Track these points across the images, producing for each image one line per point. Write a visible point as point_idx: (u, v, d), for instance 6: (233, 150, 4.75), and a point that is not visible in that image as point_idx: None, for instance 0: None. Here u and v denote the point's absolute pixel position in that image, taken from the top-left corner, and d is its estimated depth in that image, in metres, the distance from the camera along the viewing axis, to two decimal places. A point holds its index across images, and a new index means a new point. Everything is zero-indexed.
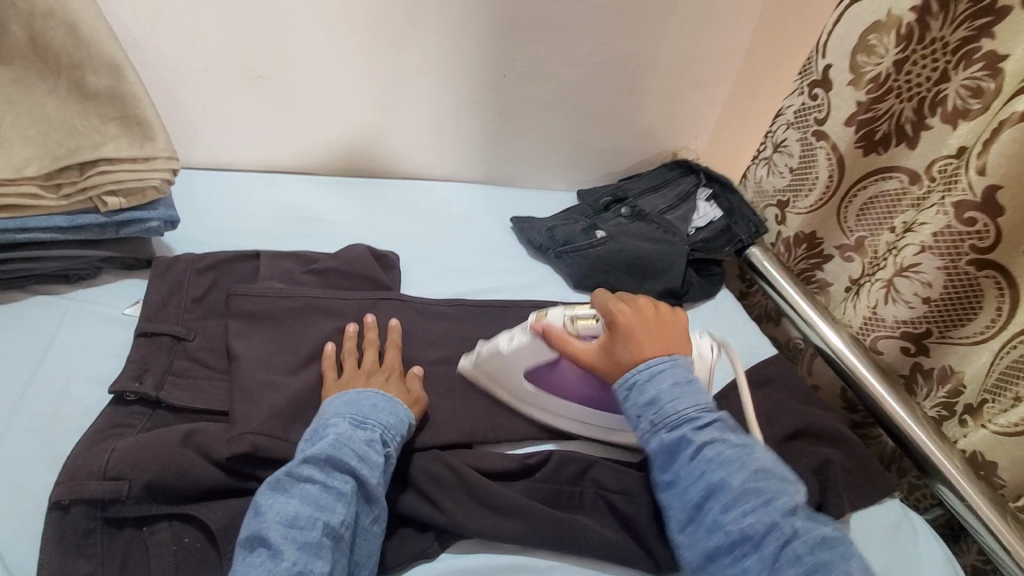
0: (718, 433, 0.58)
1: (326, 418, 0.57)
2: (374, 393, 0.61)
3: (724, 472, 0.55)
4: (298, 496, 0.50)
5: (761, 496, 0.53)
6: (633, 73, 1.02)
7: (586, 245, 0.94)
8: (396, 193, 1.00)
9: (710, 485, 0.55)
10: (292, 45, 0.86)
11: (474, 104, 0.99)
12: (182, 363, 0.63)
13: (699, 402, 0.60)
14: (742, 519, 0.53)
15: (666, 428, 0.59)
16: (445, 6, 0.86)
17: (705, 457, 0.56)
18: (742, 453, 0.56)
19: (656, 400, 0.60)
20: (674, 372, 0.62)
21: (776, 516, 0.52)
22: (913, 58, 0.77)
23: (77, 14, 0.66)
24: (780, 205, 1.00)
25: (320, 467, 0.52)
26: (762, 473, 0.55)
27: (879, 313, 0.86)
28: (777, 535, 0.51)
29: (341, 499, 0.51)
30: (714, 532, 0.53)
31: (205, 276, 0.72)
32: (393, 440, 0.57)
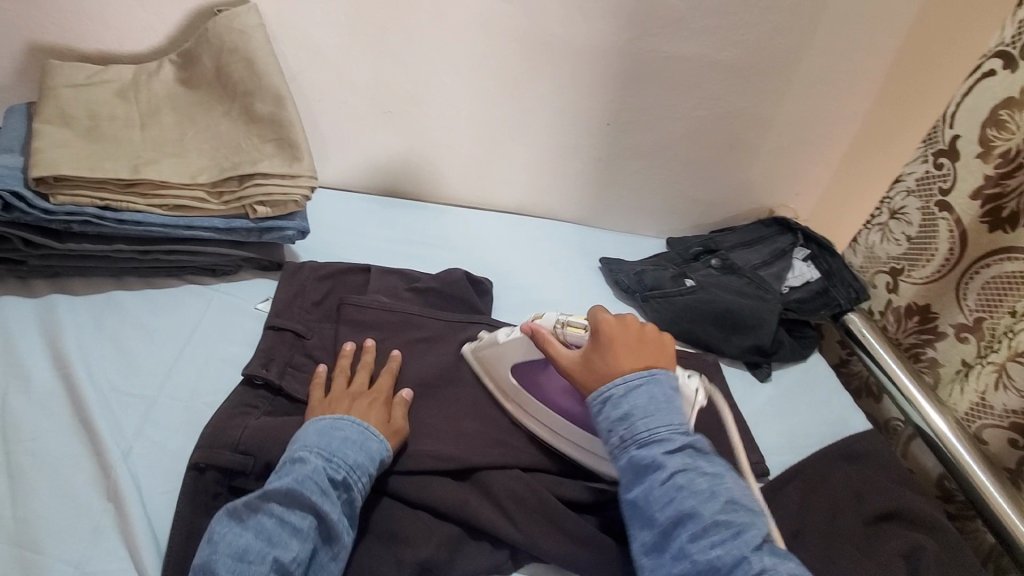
0: (690, 460, 0.57)
1: (290, 447, 0.57)
2: (348, 422, 0.60)
3: (695, 501, 0.54)
4: (253, 529, 0.51)
5: (730, 529, 0.53)
6: (737, 129, 1.04)
7: (675, 292, 0.95)
8: (496, 226, 1.07)
9: (678, 513, 0.54)
10: (421, 86, 0.95)
11: (579, 149, 1.04)
12: (301, 357, 0.71)
13: (673, 424, 0.59)
14: (711, 550, 0.52)
15: (637, 446, 0.58)
16: (561, 58, 0.93)
17: (675, 483, 0.55)
18: (712, 483, 0.56)
19: (629, 416, 0.59)
20: (652, 389, 0.60)
21: (746, 550, 0.51)
22: None
23: (255, 51, 0.80)
24: (892, 272, 0.96)
25: (279, 499, 0.52)
26: (730, 504, 0.55)
27: (987, 399, 0.80)
28: (746, 571, 0.50)
29: (296, 536, 0.51)
30: (679, 561, 0.53)
31: (324, 284, 0.80)
32: (359, 479, 0.56)
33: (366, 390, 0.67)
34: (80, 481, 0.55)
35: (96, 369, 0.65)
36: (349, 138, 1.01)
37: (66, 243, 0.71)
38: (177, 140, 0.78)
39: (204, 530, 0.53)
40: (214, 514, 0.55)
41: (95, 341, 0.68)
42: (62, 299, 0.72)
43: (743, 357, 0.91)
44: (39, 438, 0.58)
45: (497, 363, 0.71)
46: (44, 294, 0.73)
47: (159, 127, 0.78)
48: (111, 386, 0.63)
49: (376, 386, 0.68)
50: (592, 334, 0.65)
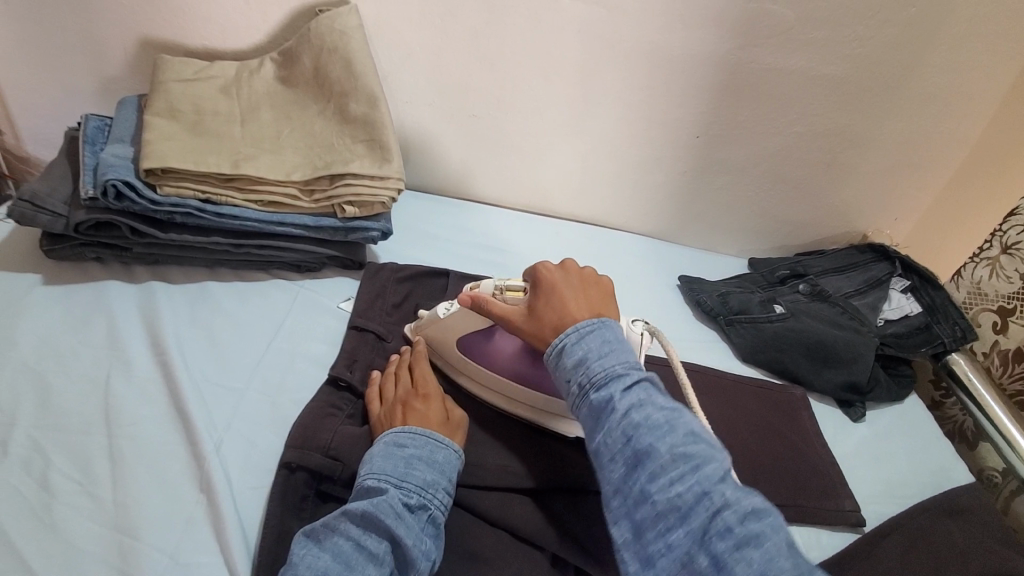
0: (646, 396, 0.54)
1: (360, 472, 0.55)
2: (411, 436, 0.58)
3: (653, 437, 0.51)
4: (330, 552, 0.49)
5: (690, 464, 0.49)
6: (837, 147, 0.98)
7: (761, 318, 0.90)
8: (571, 236, 1.05)
9: (637, 453, 0.51)
10: (508, 91, 0.94)
11: (662, 161, 1.01)
12: (381, 361, 0.70)
13: (625, 361, 0.56)
14: (670, 488, 0.48)
15: (593, 388, 0.55)
16: (657, 67, 0.90)
17: (632, 420, 0.52)
18: (670, 416, 0.52)
19: (583, 360, 0.57)
20: (602, 333, 0.59)
21: (707, 484, 0.47)
22: None
23: (353, 52, 0.81)
24: (1002, 311, 0.88)
25: (355, 521, 0.51)
26: (690, 436, 0.51)
27: None
28: (707, 506, 0.46)
29: (373, 559, 0.49)
30: (640, 504, 0.49)
31: (402, 286, 0.81)
32: (434, 502, 0.54)
33: (416, 391, 0.63)
34: (175, 469, 0.57)
35: (190, 359, 0.66)
36: (431, 139, 1.00)
37: (168, 233, 0.73)
38: (273, 136, 0.79)
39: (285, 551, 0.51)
40: (301, 517, 0.55)
41: (190, 330, 0.70)
42: (161, 287, 0.75)
43: (835, 393, 0.85)
44: (138, 424, 0.59)
45: (441, 337, 0.71)
46: (144, 281, 0.75)
47: (257, 123, 0.80)
48: (204, 376, 0.65)
49: (419, 381, 0.64)
50: (534, 287, 0.65)
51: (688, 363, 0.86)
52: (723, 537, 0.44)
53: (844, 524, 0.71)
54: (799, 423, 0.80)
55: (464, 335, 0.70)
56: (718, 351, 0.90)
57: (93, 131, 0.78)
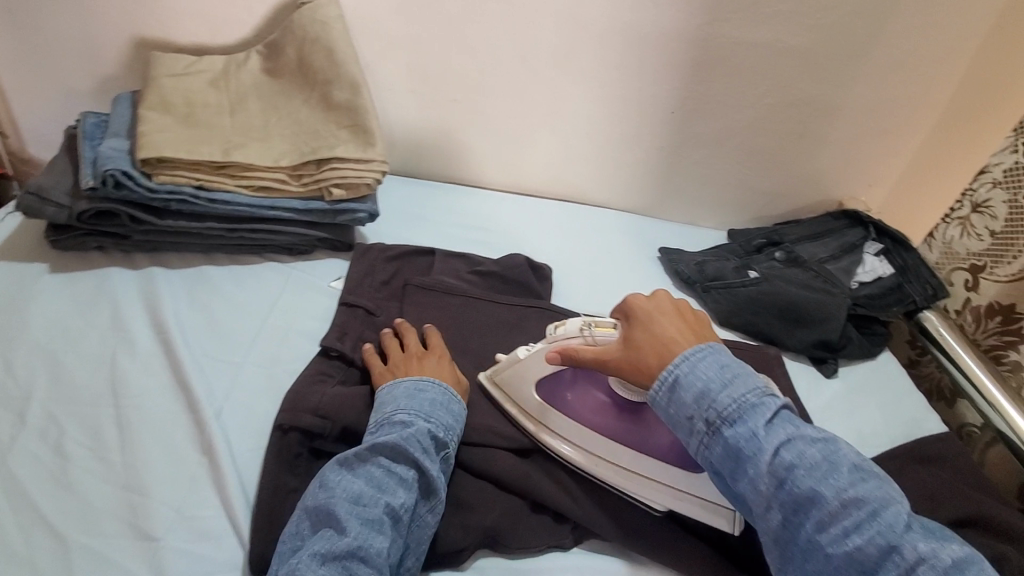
0: (794, 430, 0.52)
1: (387, 409, 0.61)
2: (429, 384, 0.64)
3: (815, 481, 0.49)
4: (363, 478, 0.55)
5: (866, 510, 0.48)
6: (809, 117, 1.01)
7: (737, 283, 0.94)
8: (553, 214, 1.08)
9: (799, 500, 0.50)
10: (487, 75, 0.97)
11: (639, 138, 1.04)
12: (371, 333, 0.74)
13: (753, 391, 0.54)
14: (846, 539, 0.47)
15: (729, 426, 0.53)
16: (630, 45, 0.93)
17: (784, 463, 0.51)
18: (824, 452, 0.51)
19: (707, 393, 0.54)
20: (718, 357, 0.56)
21: (891, 535, 0.46)
22: None
23: (335, 42, 0.85)
24: (973, 269, 0.91)
25: (386, 452, 0.57)
26: (854, 474, 0.50)
27: None
28: (897, 559, 0.46)
29: (402, 484, 0.56)
30: (813, 555, 0.48)
31: (391, 265, 0.85)
32: (451, 440, 0.61)
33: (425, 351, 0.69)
34: (180, 435, 0.61)
35: (190, 337, 0.71)
36: (415, 124, 1.04)
37: (165, 220, 0.77)
38: (261, 126, 0.83)
39: (313, 479, 0.57)
40: (295, 473, 0.59)
41: (189, 311, 0.74)
42: (160, 271, 0.79)
43: (807, 351, 0.89)
44: (143, 395, 0.64)
45: (518, 383, 0.69)
46: (144, 267, 0.79)
47: (245, 114, 0.84)
48: (203, 352, 0.69)
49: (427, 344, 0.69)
50: (627, 320, 0.63)
51: None
52: None
53: None
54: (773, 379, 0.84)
55: (544, 380, 0.68)
56: None
57: (91, 127, 0.82)
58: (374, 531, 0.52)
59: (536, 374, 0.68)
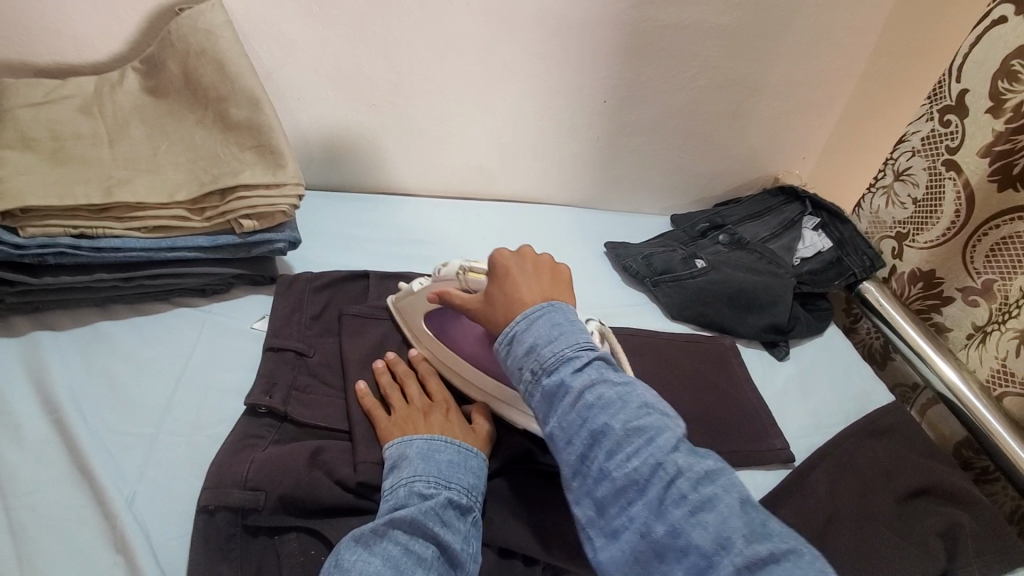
0: (597, 374, 0.53)
1: (405, 473, 0.56)
2: (444, 443, 0.60)
3: (606, 416, 0.50)
4: (380, 557, 0.50)
5: (645, 437, 0.49)
6: (739, 96, 1.00)
7: (686, 274, 0.93)
8: (492, 216, 1.02)
9: (591, 434, 0.50)
10: (406, 75, 0.90)
11: (575, 130, 1.00)
12: (304, 378, 0.67)
13: (570, 339, 0.55)
14: (628, 464, 0.48)
15: (546, 374, 0.53)
16: (552, 34, 0.88)
17: (586, 402, 0.51)
18: (624, 392, 0.52)
19: (534, 346, 0.55)
20: (552, 316, 0.56)
21: (661, 456, 0.48)
22: None
23: (225, 53, 0.75)
24: (898, 238, 0.93)
25: (403, 527, 0.52)
26: (643, 408, 0.51)
27: (1008, 366, 0.78)
28: (662, 476, 0.47)
29: (420, 564, 0.50)
30: (601, 482, 0.49)
31: (321, 295, 0.77)
32: (475, 505, 0.57)
33: (430, 402, 0.65)
34: (87, 531, 0.53)
35: (89, 412, 0.62)
36: (333, 135, 0.95)
37: (43, 277, 0.66)
38: (149, 155, 0.73)
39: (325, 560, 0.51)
40: (229, 559, 0.53)
41: (85, 379, 0.65)
42: (46, 335, 0.68)
43: (759, 336, 0.89)
44: (38, 491, 0.55)
45: (411, 314, 0.71)
46: (26, 331, 0.68)
47: (128, 143, 0.73)
48: (107, 428, 0.61)
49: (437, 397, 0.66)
50: (490, 275, 0.62)
51: (620, 328, 0.87)
52: (680, 505, 0.46)
53: (777, 462, 0.74)
54: (729, 372, 0.83)
55: (432, 312, 0.70)
56: (649, 312, 0.92)
57: None
58: None
59: (421, 309, 0.70)
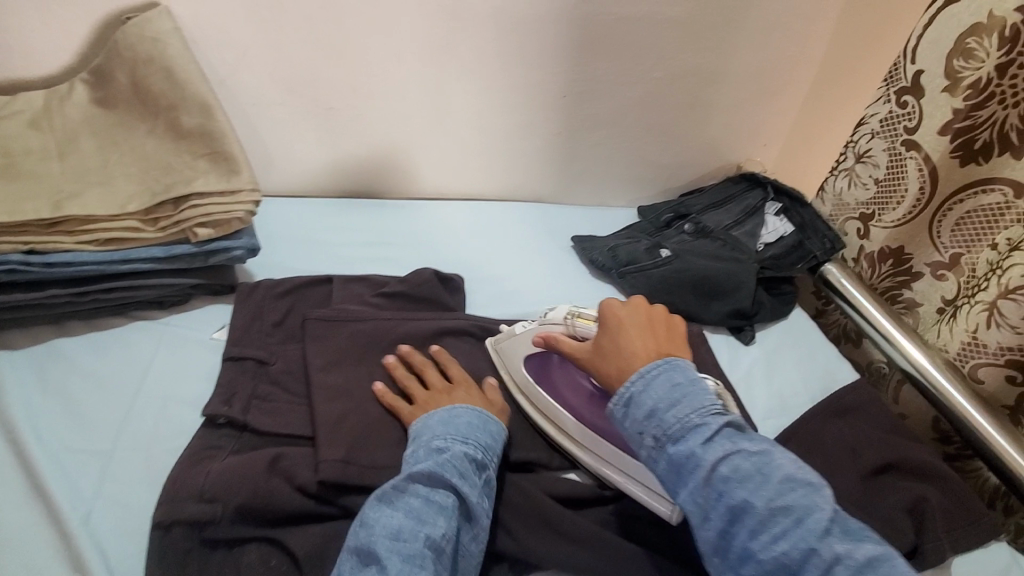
0: (731, 444, 0.52)
1: (425, 436, 0.61)
2: (463, 410, 0.65)
3: (745, 491, 0.50)
4: (402, 510, 0.53)
5: (792, 518, 0.48)
6: (695, 86, 1.01)
7: (650, 265, 0.93)
8: (457, 215, 1.02)
9: (731, 510, 0.50)
10: (362, 78, 0.89)
11: (536, 126, 1.00)
12: (266, 387, 0.66)
13: (697, 404, 0.54)
14: (775, 546, 0.48)
15: (671, 442, 0.53)
16: (507, 31, 0.88)
17: (720, 476, 0.51)
18: (761, 463, 0.51)
19: (655, 411, 0.55)
20: (672, 375, 0.56)
21: (813, 540, 0.47)
22: (1019, 60, 0.70)
23: (173, 60, 0.74)
24: (863, 218, 0.94)
25: (423, 480, 0.55)
26: (786, 483, 0.50)
27: (979, 338, 0.77)
28: (818, 563, 0.46)
29: (442, 513, 0.53)
30: (746, 562, 0.49)
31: (283, 302, 0.76)
32: (489, 463, 0.60)
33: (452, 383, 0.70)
34: (42, 552, 0.52)
35: (44, 431, 0.61)
36: (292, 140, 0.94)
37: None
38: (100, 167, 0.72)
39: (353, 520, 0.54)
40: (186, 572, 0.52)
41: (40, 397, 0.64)
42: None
43: (725, 322, 0.90)
44: None
45: (513, 356, 0.75)
46: None
47: (77, 155, 0.72)
48: (64, 446, 0.60)
49: (456, 379, 0.70)
50: (601, 326, 0.65)
51: None
52: None
53: None
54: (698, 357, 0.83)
55: (534, 357, 0.74)
56: None
57: None
58: (417, 566, 0.49)
59: (523, 350, 0.74)
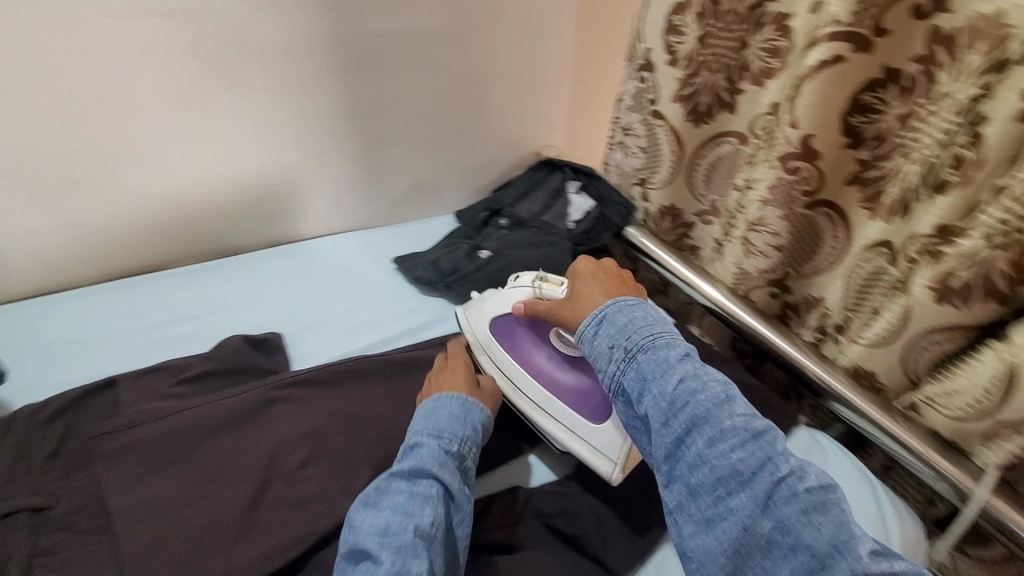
0: (701, 367, 0.54)
1: (406, 435, 0.63)
2: (448, 400, 0.67)
3: (710, 405, 0.50)
4: (389, 508, 0.54)
5: (754, 433, 0.49)
6: (477, 88, 1.03)
7: (473, 269, 0.95)
8: (264, 265, 0.94)
9: (695, 418, 0.50)
10: (102, 141, 0.77)
11: (328, 155, 0.96)
12: (52, 537, 0.56)
13: (671, 332, 0.57)
14: (731, 454, 0.48)
15: (644, 355, 0.55)
16: (265, 65, 0.82)
17: (688, 387, 0.51)
18: (727, 388, 0.52)
19: (631, 330, 0.57)
20: (647, 309, 0.60)
21: (771, 454, 0.48)
22: (711, 32, 0.82)
23: None
24: (642, 182, 1.03)
25: (404, 476, 0.57)
26: (751, 409, 0.51)
27: (744, 267, 0.89)
28: (772, 472, 0.46)
29: (428, 502, 0.55)
30: (698, 468, 0.49)
31: (54, 427, 0.64)
32: (467, 451, 0.63)
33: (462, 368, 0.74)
34: None
35: None
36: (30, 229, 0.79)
37: None
38: None
39: (343, 525, 0.56)
40: None
41: None
42: None
43: None
44: None
45: (481, 318, 0.80)
46: None
47: None
48: None
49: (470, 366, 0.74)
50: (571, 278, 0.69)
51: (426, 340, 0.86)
52: (789, 502, 0.45)
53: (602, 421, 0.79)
54: None
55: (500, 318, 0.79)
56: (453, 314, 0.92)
57: None
58: (409, 555, 0.50)
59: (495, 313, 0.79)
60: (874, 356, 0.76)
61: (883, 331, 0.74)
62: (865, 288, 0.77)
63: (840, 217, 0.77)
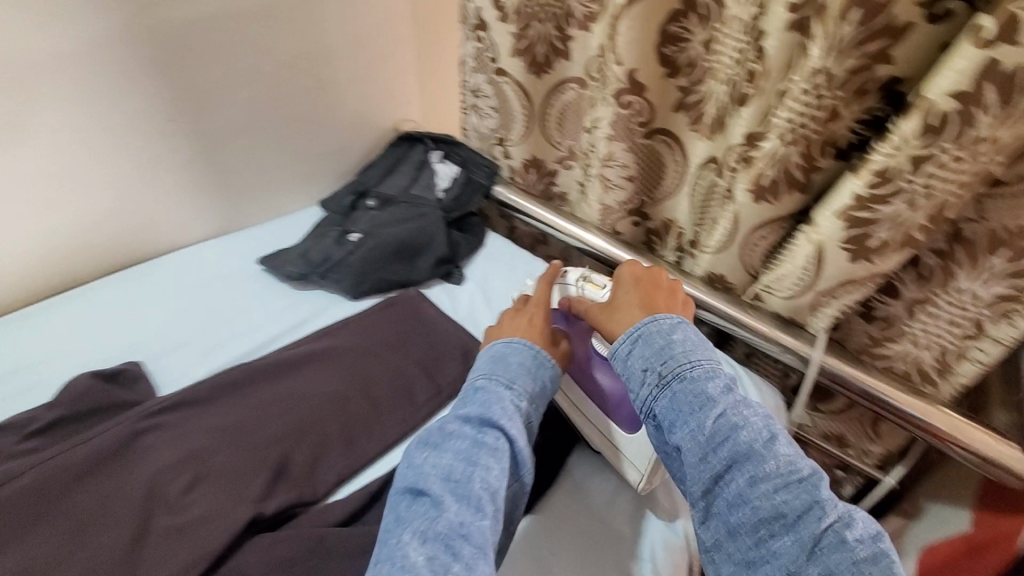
0: (742, 400, 0.55)
1: (478, 380, 0.63)
2: (522, 346, 0.66)
3: (751, 442, 0.52)
4: (451, 454, 0.55)
5: (798, 477, 0.50)
6: (315, 69, 0.99)
7: (344, 255, 0.93)
8: (110, 293, 0.85)
9: (735, 453, 0.52)
10: None
11: (159, 163, 0.88)
12: None
13: (712, 361, 0.58)
14: (773, 495, 0.50)
15: (679, 380, 0.56)
16: (54, 72, 0.73)
17: (728, 420, 0.53)
18: (768, 422, 0.54)
19: (669, 353, 0.58)
20: (687, 330, 0.60)
21: (814, 493, 0.49)
22: None
23: None
24: (500, 142, 1.06)
25: (473, 424, 0.58)
26: (792, 445, 0.53)
27: (605, 203, 0.93)
28: (817, 514, 0.48)
29: (495, 454, 0.55)
30: (738, 508, 0.50)
31: None
32: (537, 402, 0.63)
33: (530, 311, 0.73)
34: None
35: None
36: None
37: None
38: None
39: (402, 464, 0.58)
40: None
41: None
42: None
43: (433, 275, 0.95)
44: None
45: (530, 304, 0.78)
46: None
47: None
48: None
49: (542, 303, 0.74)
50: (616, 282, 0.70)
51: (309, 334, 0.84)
52: (835, 552, 0.47)
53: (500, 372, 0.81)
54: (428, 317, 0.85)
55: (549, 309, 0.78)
56: (334, 302, 0.90)
57: None
58: (472, 508, 0.52)
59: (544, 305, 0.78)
60: (720, 261, 0.85)
61: (722, 237, 0.82)
62: (705, 203, 0.84)
63: (675, 142, 0.84)
